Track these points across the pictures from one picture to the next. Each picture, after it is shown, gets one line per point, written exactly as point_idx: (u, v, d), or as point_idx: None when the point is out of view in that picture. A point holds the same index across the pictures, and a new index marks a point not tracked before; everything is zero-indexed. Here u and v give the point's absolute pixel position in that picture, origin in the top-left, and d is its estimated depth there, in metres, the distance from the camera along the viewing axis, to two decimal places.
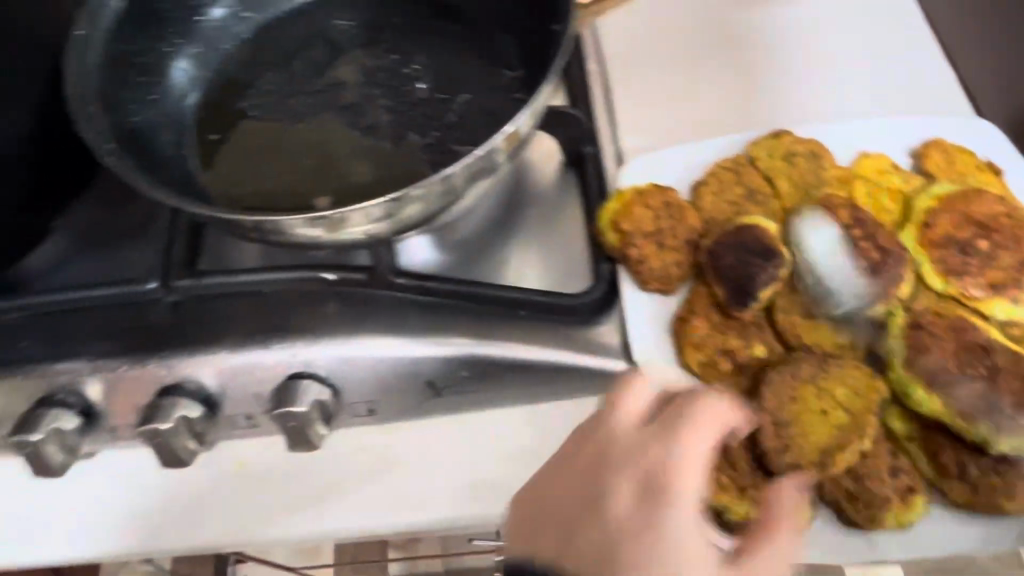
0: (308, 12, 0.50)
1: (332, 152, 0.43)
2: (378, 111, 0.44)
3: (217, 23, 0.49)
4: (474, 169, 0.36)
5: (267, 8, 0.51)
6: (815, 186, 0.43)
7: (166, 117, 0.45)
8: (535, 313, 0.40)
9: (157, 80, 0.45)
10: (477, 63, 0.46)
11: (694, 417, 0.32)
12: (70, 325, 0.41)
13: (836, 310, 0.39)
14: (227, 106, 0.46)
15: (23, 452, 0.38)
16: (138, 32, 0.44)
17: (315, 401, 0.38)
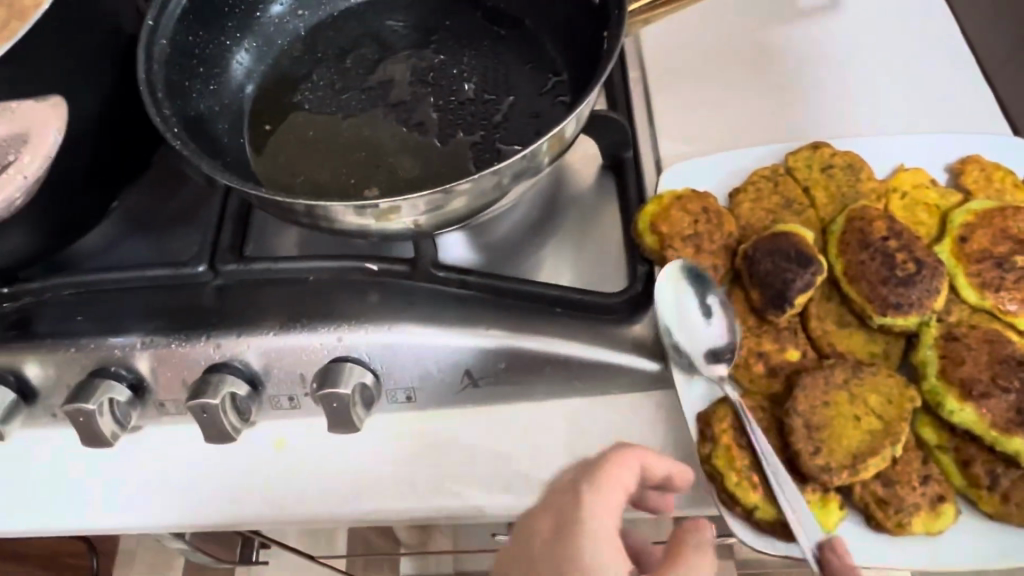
0: (361, 13, 0.52)
1: (381, 147, 0.44)
2: (426, 109, 0.45)
3: (275, 20, 0.51)
4: (521, 168, 0.37)
5: (322, 8, 0.53)
6: (852, 198, 0.44)
7: (223, 107, 0.46)
8: (572, 311, 0.41)
9: (216, 71, 0.47)
10: (524, 66, 0.47)
11: (599, 464, 0.34)
12: (121, 302, 0.42)
13: (870, 320, 0.39)
14: (281, 99, 0.47)
15: (75, 421, 0.39)
16: (202, 25, 0.46)
17: (358, 384, 0.39)
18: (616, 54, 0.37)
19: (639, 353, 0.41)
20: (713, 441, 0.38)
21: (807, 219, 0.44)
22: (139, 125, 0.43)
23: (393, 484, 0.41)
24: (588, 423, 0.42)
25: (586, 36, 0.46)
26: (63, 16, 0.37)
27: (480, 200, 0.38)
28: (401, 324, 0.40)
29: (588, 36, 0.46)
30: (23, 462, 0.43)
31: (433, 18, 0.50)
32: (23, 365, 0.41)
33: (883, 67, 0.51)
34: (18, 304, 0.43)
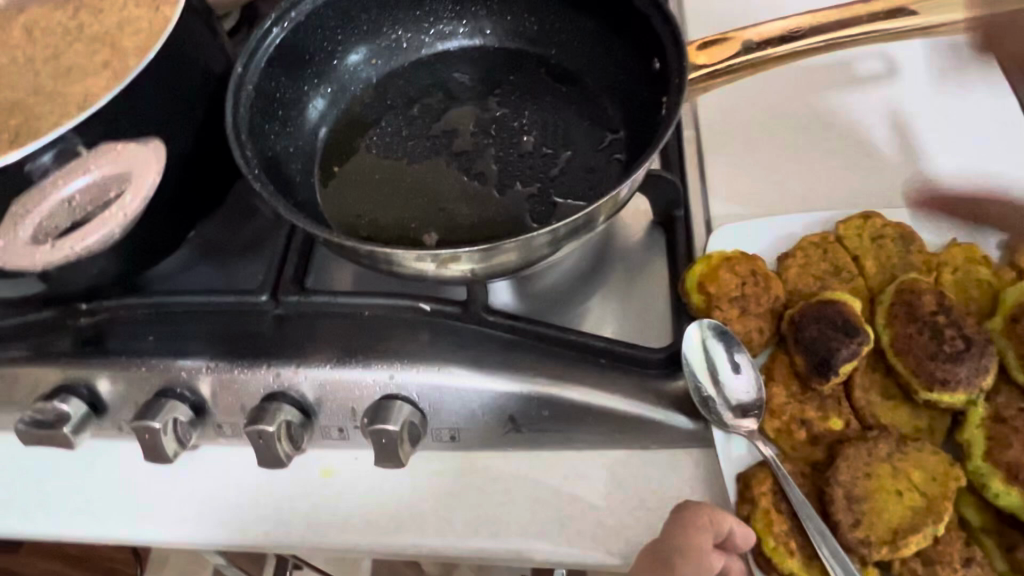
0: (429, 64, 0.55)
1: (441, 194, 0.46)
2: (487, 159, 0.47)
3: (350, 68, 0.54)
4: (577, 226, 0.38)
5: (395, 59, 0.56)
6: (902, 270, 0.44)
7: (298, 148, 0.50)
8: (616, 363, 0.42)
9: (294, 115, 0.50)
10: (583, 123, 0.49)
11: (682, 528, 0.36)
12: (187, 325, 0.45)
13: (916, 395, 0.40)
14: (351, 143, 0.50)
15: (141, 437, 0.41)
16: (284, 73, 0.49)
17: (406, 421, 0.41)
18: (675, 122, 0.38)
19: (681, 410, 0.41)
20: (752, 502, 0.38)
21: (855, 288, 0.44)
22: (222, 161, 0.46)
23: (432, 520, 0.42)
24: (626, 476, 0.42)
25: (645, 98, 0.47)
26: (165, 61, 0.40)
27: (537, 254, 0.40)
28: (452, 365, 0.42)
29: (646, 97, 0.47)
30: (86, 470, 0.45)
31: (498, 72, 0.53)
32: (96, 379, 0.44)
33: (937, 139, 0.52)
34: (94, 319, 0.46)
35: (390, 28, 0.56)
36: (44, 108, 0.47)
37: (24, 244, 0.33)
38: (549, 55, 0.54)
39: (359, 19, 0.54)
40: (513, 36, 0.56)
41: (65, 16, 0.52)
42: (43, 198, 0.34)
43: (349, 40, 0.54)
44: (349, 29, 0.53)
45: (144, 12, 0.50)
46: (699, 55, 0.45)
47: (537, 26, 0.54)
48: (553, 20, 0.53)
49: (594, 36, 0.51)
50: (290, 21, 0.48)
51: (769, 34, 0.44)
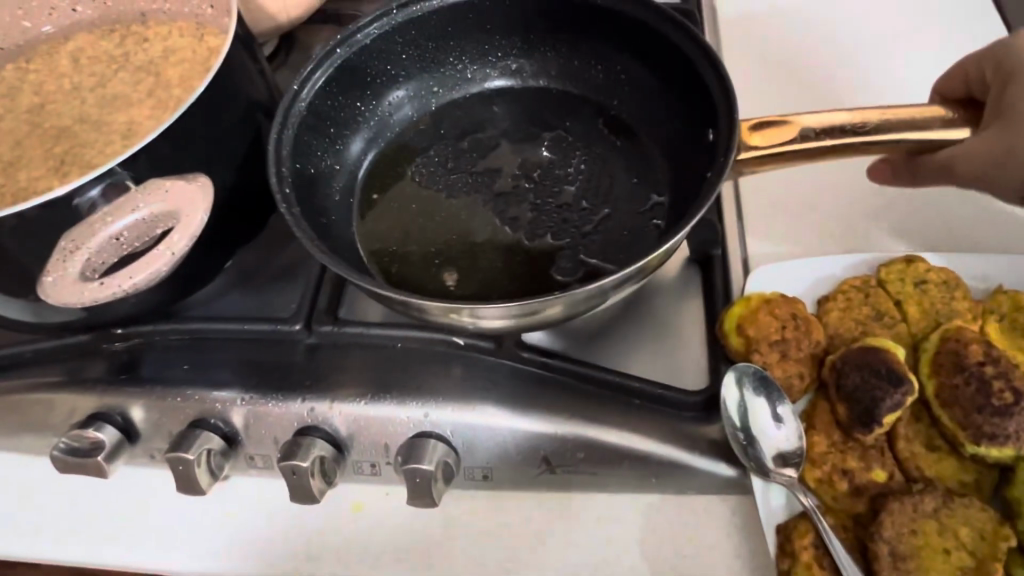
0: (481, 100, 0.55)
1: (475, 231, 0.46)
2: (528, 202, 0.47)
3: (393, 105, 0.55)
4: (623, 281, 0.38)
5: (447, 92, 0.56)
6: (946, 317, 0.43)
7: (343, 167, 0.51)
8: (651, 405, 0.41)
9: (346, 133, 0.52)
10: (626, 176, 0.49)
11: None
12: (220, 353, 0.45)
13: (962, 448, 0.39)
14: (392, 173, 0.51)
15: (175, 468, 0.41)
16: (344, 92, 0.51)
17: (441, 461, 0.40)
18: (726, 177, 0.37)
19: (719, 456, 0.41)
20: (793, 557, 0.37)
21: (897, 334, 0.43)
22: (263, 192, 0.46)
23: (462, 559, 0.41)
24: (660, 521, 0.42)
25: (686, 138, 0.48)
26: (215, 95, 0.41)
27: (577, 308, 0.39)
28: (486, 404, 0.41)
29: (691, 146, 0.47)
30: (115, 495, 0.45)
31: (539, 113, 0.53)
32: (132, 407, 0.44)
33: None
34: (129, 344, 0.46)
35: (455, 60, 0.56)
36: (88, 134, 0.47)
37: (73, 282, 0.33)
38: (608, 105, 0.53)
39: (426, 46, 0.53)
40: (570, 76, 0.55)
41: (112, 44, 0.53)
42: (90, 237, 0.34)
43: (412, 73, 0.55)
44: (407, 64, 0.54)
45: (189, 41, 0.52)
46: (753, 135, 0.42)
47: (599, 69, 0.54)
48: (618, 69, 0.53)
49: (638, 79, 0.52)
50: (355, 43, 0.49)
51: (829, 122, 0.41)
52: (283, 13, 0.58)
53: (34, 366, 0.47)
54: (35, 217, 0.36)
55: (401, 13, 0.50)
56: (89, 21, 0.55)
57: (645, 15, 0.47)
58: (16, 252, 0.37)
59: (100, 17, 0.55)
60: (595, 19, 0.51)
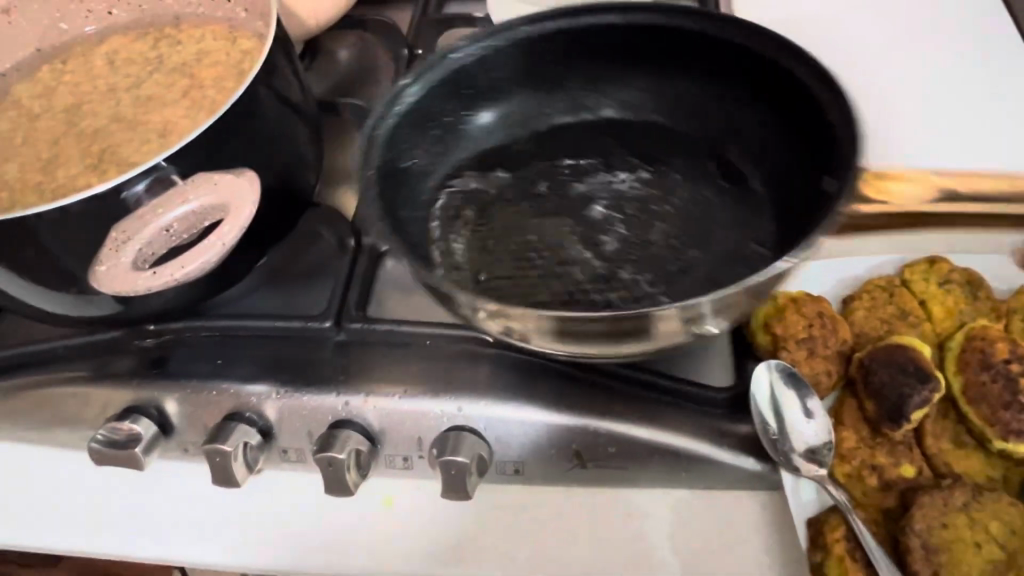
0: (566, 129, 0.53)
1: (563, 256, 0.44)
2: (616, 234, 0.45)
3: (484, 128, 0.53)
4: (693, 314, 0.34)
5: (541, 115, 0.54)
6: (971, 318, 0.44)
7: (436, 178, 0.50)
8: (679, 402, 0.42)
9: (446, 142, 0.51)
10: (726, 217, 0.46)
11: None
12: (254, 348, 0.46)
13: (989, 444, 0.39)
14: (476, 197, 0.49)
15: (212, 460, 0.42)
16: (454, 97, 0.50)
17: (476, 455, 0.41)
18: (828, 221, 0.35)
19: (747, 450, 0.41)
20: (825, 549, 0.37)
21: (923, 333, 0.44)
22: (297, 191, 0.47)
23: (495, 554, 0.42)
24: (691, 515, 0.42)
25: (796, 171, 0.45)
26: (253, 94, 0.41)
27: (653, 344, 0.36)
28: (519, 399, 0.42)
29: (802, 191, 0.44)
30: (147, 489, 0.46)
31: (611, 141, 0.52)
32: (165, 400, 0.44)
33: None
34: (160, 340, 0.47)
35: (572, 86, 0.53)
36: (124, 133, 0.48)
37: (125, 272, 0.34)
38: (726, 146, 0.50)
39: (552, 68, 0.52)
40: (686, 115, 0.52)
41: (146, 46, 0.54)
42: (143, 226, 0.34)
43: (529, 96, 0.54)
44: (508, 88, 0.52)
45: (222, 44, 0.53)
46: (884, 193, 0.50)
47: (721, 117, 0.51)
48: (745, 111, 0.49)
49: (757, 119, 0.49)
50: (469, 50, 0.49)
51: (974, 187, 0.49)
52: (312, 17, 0.59)
53: (67, 361, 0.47)
54: (82, 210, 0.36)
55: (537, 24, 0.49)
56: (123, 24, 0.57)
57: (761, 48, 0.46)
58: (60, 244, 0.38)
59: (135, 20, 0.56)
60: (733, 61, 0.48)
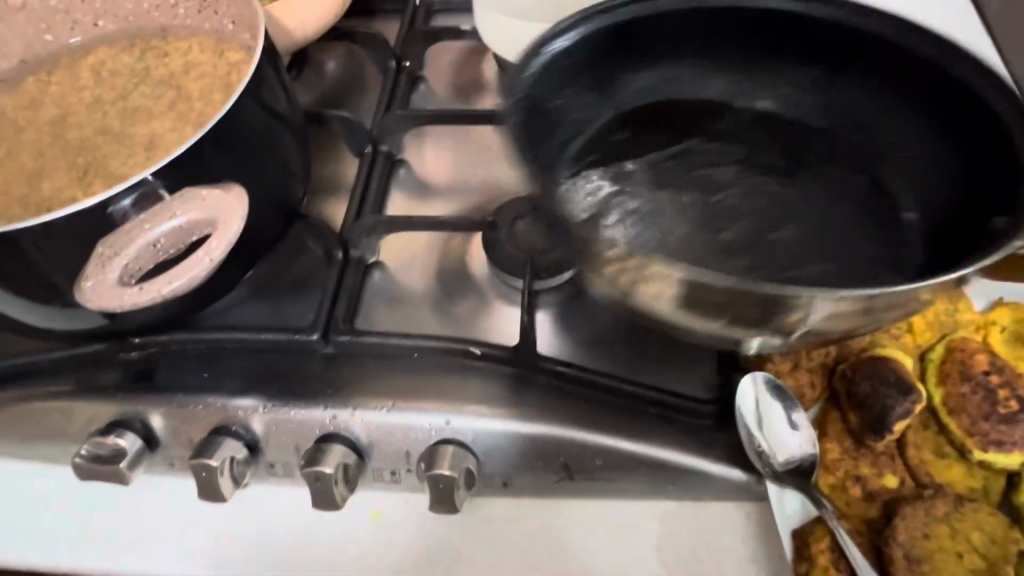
0: (703, 113, 0.51)
1: (694, 240, 0.44)
2: (741, 225, 0.45)
3: (637, 92, 0.51)
4: (829, 314, 0.33)
5: (690, 90, 0.52)
6: (951, 329, 0.44)
7: (578, 134, 0.49)
8: (664, 413, 0.42)
9: (592, 102, 0.49)
10: (855, 219, 0.46)
11: None
12: (240, 361, 0.46)
13: (969, 455, 0.40)
14: (608, 170, 0.48)
15: (197, 476, 0.41)
16: (615, 50, 0.49)
17: (464, 469, 0.41)
18: (997, 254, 0.33)
19: (733, 462, 0.41)
20: (810, 560, 0.38)
21: (904, 345, 0.44)
22: (286, 204, 0.47)
23: (482, 566, 0.42)
24: (676, 527, 0.42)
25: (955, 188, 0.43)
26: (242, 109, 0.42)
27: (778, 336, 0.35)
28: (507, 412, 0.42)
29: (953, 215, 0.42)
30: (130, 504, 0.45)
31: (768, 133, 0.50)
32: (151, 415, 0.44)
33: None
34: (145, 353, 0.47)
35: (748, 80, 0.51)
36: (110, 145, 0.48)
37: (111, 288, 0.34)
38: (881, 166, 0.47)
39: (745, 46, 0.50)
40: (844, 122, 0.49)
41: (132, 58, 0.54)
42: (129, 243, 0.34)
43: (695, 68, 0.51)
44: (715, 62, 0.50)
45: (208, 56, 0.53)
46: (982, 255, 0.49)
47: (877, 129, 0.48)
48: (906, 134, 0.46)
49: (925, 141, 0.45)
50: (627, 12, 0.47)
51: None
52: (299, 30, 0.59)
53: (51, 375, 0.47)
54: (67, 224, 0.36)
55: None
56: (110, 35, 0.56)
57: (928, 51, 0.44)
58: (45, 258, 0.37)
59: (121, 32, 0.56)
60: (914, 72, 0.45)
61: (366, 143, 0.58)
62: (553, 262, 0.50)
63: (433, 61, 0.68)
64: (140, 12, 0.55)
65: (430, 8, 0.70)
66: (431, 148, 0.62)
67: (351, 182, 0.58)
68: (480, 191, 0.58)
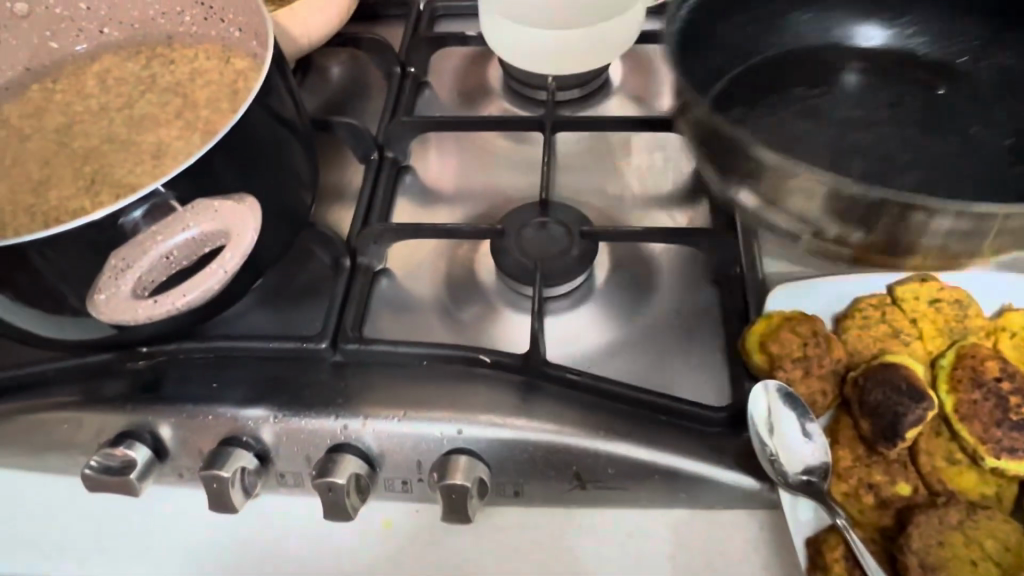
0: (836, 64, 0.60)
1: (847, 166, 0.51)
2: (861, 163, 0.52)
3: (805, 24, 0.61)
4: (959, 222, 0.39)
5: (833, 32, 0.62)
6: (961, 336, 0.44)
7: (744, 62, 0.59)
8: (676, 420, 0.42)
9: (763, 27, 0.59)
10: (961, 146, 0.53)
11: None
12: (249, 370, 0.46)
13: (981, 461, 0.40)
14: (765, 88, 0.58)
15: (208, 487, 0.41)
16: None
17: (478, 478, 0.41)
18: None
19: (744, 470, 0.41)
20: (824, 569, 0.38)
21: (914, 351, 0.44)
22: (295, 211, 0.47)
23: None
24: (686, 536, 0.42)
25: None
26: (253, 120, 0.41)
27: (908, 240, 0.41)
28: (519, 421, 0.42)
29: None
30: (135, 517, 0.45)
31: (887, 79, 0.58)
32: (159, 425, 0.44)
33: None
34: (153, 362, 0.46)
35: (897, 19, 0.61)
36: (116, 154, 0.48)
37: (125, 301, 0.34)
38: None
39: None
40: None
41: (138, 65, 0.54)
42: (142, 255, 0.34)
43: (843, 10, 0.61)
44: (859, 10, 0.61)
45: (215, 64, 0.52)
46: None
47: None
48: None
49: None
50: None
51: None
52: (305, 37, 0.59)
53: (57, 386, 0.46)
54: (77, 235, 0.36)
55: None
56: (115, 43, 0.56)
57: None
58: (53, 269, 0.37)
59: (126, 39, 0.56)
60: None
61: (372, 150, 0.57)
62: (562, 269, 0.49)
63: (436, 67, 0.68)
64: (145, 19, 0.55)
65: (433, 14, 0.70)
66: (436, 154, 0.61)
67: (357, 189, 0.58)
68: (486, 198, 0.58)
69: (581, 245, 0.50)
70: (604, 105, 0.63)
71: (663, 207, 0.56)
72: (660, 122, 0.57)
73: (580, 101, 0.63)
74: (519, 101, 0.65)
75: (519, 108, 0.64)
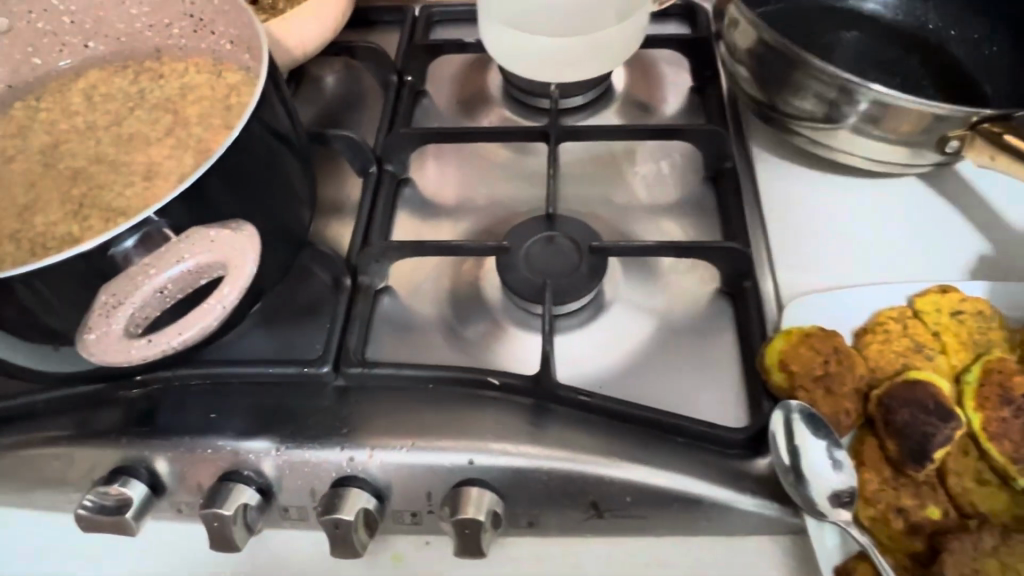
0: (855, 25, 0.63)
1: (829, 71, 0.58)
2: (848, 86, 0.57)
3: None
4: (926, 126, 0.48)
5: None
6: (985, 348, 0.43)
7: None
8: (693, 443, 0.41)
9: None
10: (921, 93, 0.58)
11: None
12: (246, 398, 0.44)
13: (1012, 482, 0.38)
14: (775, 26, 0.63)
15: (208, 527, 0.39)
16: None
17: (491, 510, 0.39)
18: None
19: (765, 498, 0.40)
20: None
21: (938, 365, 0.43)
22: (294, 229, 0.45)
23: None
24: (707, 567, 0.41)
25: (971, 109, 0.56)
26: (249, 138, 0.39)
27: (879, 136, 0.50)
28: (532, 448, 0.40)
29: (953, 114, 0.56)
30: (131, 559, 0.43)
31: (889, 40, 0.62)
32: (155, 459, 0.42)
33: (995, 219, 0.53)
34: (147, 391, 0.45)
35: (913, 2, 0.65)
36: (105, 175, 0.46)
37: (116, 340, 0.32)
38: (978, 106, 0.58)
39: None
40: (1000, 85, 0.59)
41: (126, 81, 0.52)
42: (134, 290, 0.32)
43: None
44: None
45: (207, 78, 0.50)
46: None
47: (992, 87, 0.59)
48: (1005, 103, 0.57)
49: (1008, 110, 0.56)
50: None
51: None
52: (299, 46, 0.57)
53: (46, 420, 0.44)
54: (64, 268, 0.34)
55: None
56: (101, 57, 0.54)
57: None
58: (40, 302, 0.35)
59: (112, 53, 0.54)
60: None
61: (371, 162, 0.55)
62: (572, 286, 0.48)
63: (434, 75, 0.66)
64: (131, 32, 0.53)
65: (429, 19, 0.68)
66: (435, 166, 0.60)
67: (356, 203, 0.56)
68: (490, 210, 0.56)
69: (590, 261, 0.49)
70: (606, 112, 0.62)
71: (672, 217, 0.55)
72: (667, 129, 0.55)
73: (584, 108, 0.62)
74: (520, 109, 0.63)
75: (520, 117, 0.62)
